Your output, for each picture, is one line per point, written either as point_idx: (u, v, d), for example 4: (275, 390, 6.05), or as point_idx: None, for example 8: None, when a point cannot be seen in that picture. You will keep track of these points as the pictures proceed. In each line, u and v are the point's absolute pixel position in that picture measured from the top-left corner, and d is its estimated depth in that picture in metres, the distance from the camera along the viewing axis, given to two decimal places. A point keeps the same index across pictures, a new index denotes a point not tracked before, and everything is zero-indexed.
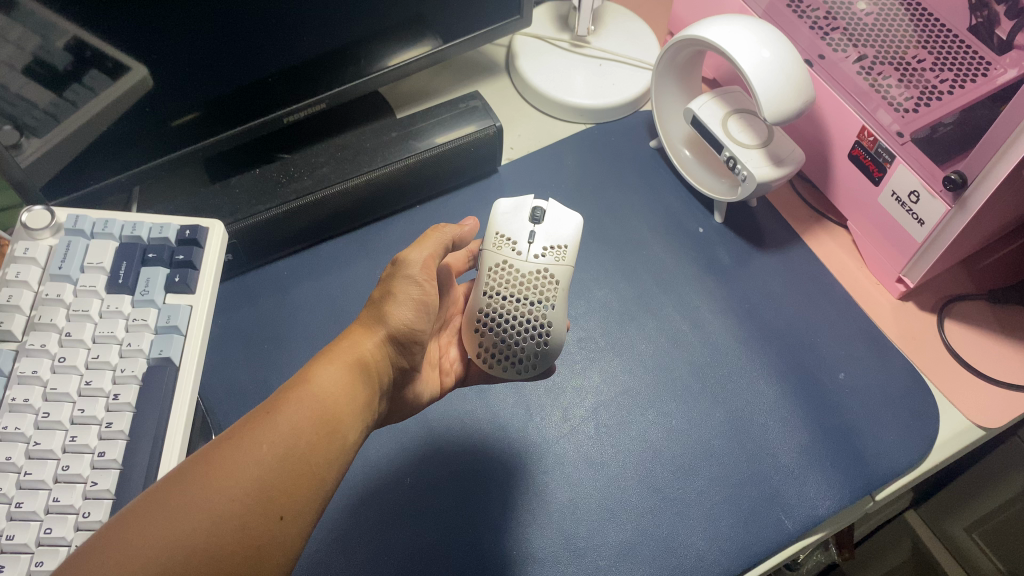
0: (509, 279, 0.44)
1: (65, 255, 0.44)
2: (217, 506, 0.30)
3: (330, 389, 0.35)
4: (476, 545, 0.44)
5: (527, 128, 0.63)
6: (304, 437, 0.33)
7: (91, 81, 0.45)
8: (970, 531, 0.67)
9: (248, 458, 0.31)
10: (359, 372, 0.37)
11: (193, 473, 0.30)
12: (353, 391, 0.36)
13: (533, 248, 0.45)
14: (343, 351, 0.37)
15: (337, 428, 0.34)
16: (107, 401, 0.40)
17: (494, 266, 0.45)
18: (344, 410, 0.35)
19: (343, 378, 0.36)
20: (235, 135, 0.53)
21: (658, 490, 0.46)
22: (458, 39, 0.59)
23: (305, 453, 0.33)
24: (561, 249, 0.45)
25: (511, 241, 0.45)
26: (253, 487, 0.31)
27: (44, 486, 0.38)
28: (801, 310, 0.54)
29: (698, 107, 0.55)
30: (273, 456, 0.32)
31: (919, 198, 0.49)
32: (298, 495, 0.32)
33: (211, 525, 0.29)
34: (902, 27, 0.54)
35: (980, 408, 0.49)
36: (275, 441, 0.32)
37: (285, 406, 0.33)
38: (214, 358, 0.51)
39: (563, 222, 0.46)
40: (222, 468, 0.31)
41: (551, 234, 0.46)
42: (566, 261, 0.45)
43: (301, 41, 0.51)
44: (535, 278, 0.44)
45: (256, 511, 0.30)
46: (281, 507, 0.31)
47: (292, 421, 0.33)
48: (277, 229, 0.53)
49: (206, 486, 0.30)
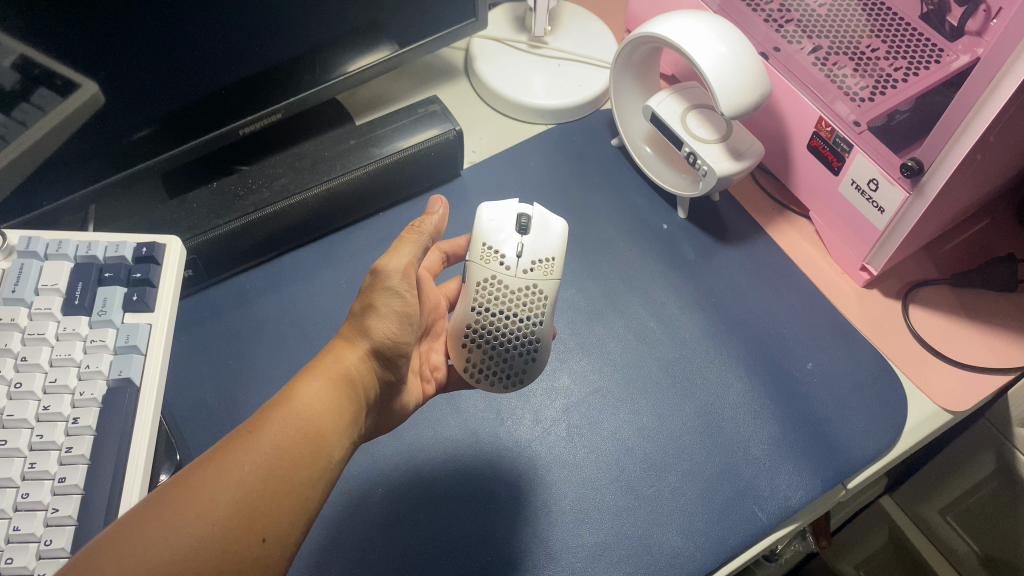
0: (498, 295, 0.44)
1: (19, 278, 0.43)
2: (198, 530, 0.29)
3: (313, 405, 0.34)
4: (451, 554, 0.44)
5: (488, 130, 0.63)
6: (287, 456, 0.32)
7: (39, 99, 0.44)
8: (944, 514, 0.68)
9: (229, 478, 0.31)
10: (344, 387, 0.36)
11: (173, 494, 0.30)
12: (337, 408, 0.35)
13: (520, 262, 0.44)
14: (327, 366, 0.36)
15: (321, 443, 0.34)
16: (66, 425, 0.39)
17: (481, 278, 0.44)
18: (330, 427, 0.34)
19: (328, 395, 0.35)
20: (189, 149, 0.52)
21: (631, 489, 0.46)
22: (413, 44, 0.58)
23: (288, 471, 0.32)
24: (548, 262, 0.45)
25: (498, 253, 0.44)
26: (232, 509, 0.30)
27: (4, 516, 0.37)
28: (768, 303, 0.54)
29: (656, 104, 0.55)
30: (254, 476, 0.31)
31: (878, 185, 0.49)
32: (280, 515, 0.31)
33: (192, 551, 0.29)
34: (854, 17, 0.55)
35: (946, 391, 0.49)
36: (256, 460, 0.32)
37: (267, 423, 0.33)
38: (178, 375, 0.50)
39: (549, 236, 0.45)
40: (201, 490, 0.30)
41: (540, 246, 0.45)
42: (553, 275, 0.45)
43: (252, 49, 0.51)
44: (523, 294, 0.44)
45: (237, 533, 0.30)
46: (262, 527, 0.31)
47: (275, 440, 0.32)
48: (237, 242, 0.52)
49: (184, 508, 0.30)
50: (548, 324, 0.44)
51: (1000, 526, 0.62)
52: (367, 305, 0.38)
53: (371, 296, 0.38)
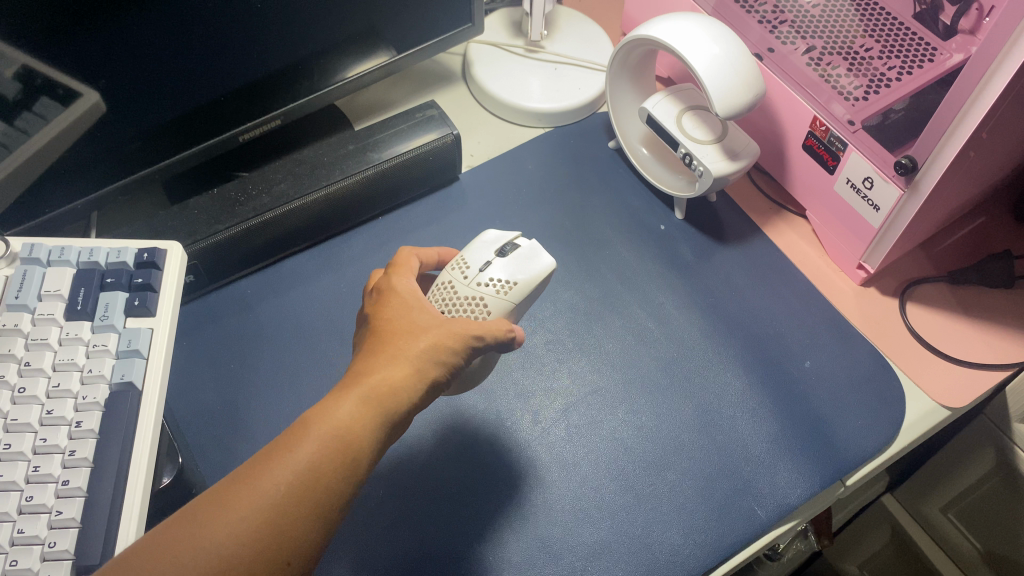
0: (445, 297, 0.42)
1: (21, 285, 0.43)
2: (227, 553, 0.30)
3: (351, 427, 0.33)
4: (452, 551, 0.44)
5: (486, 134, 0.64)
6: (319, 478, 0.32)
7: (42, 108, 0.45)
8: (946, 512, 0.68)
9: (261, 499, 0.31)
10: (383, 407, 0.35)
11: (207, 511, 0.31)
12: (374, 428, 0.34)
13: (479, 275, 0.43)
14: (370, 383, 0.35)
15: (355, 466, 0.33)
16: (70, 428, 0.40)
17: (440, 283, 0.43)
18: (365, 449, 0.33)
19: (366, 417, 0.34)
20: (191, 156, 0.53)
21: (633, 488, 0.46)
22: (411, 49, 0.59)
23: (319, 494, 0.32)
24: (507, 284, 0.43)
25: (465, 265, 0.44)
26: (261, 530, 0.31)
27: (9, 519, 0.37)
28: (766, 302, 0.54)
29: (652, 106, 0.55)
30: (286, 497, 0.31)
31: (873, 183, 0.49)
32: (309, 536, 0.31)
33: (220, 573, 0.30)
34: (847, 17, 0.55)
35: (944, 388, 0.50)
36: (289, 480, 0.31)
37: (305, 442, 0.32)
38: (179, 379, 0.51)
39: (530, 264, 0.44)
40: (234, 508, 0.31)
41: (503, 267, 0.43)
42: (507, 296, 0.42)
43: (253, 57, 0.51)
44: (467, 303, 0.42)
45: (265, 554, 0.30)
46: (290, 549, 0.31)
47: (310, 460, 0.32)
48: (237, 248, 0.53)
49: (216, 526, 0.30)
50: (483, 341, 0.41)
51: (1001, 523, 0.62)
52: (453, 347, 0.37)
53: (450, 334, 0.38)
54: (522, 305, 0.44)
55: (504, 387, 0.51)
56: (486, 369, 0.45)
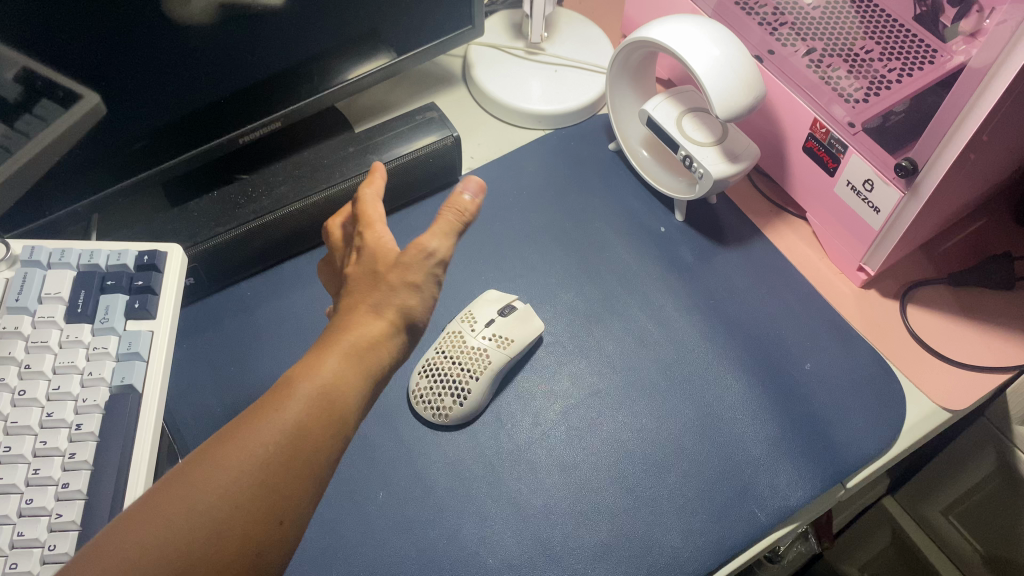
0: (455, 343, 0.50)
1: (21, 287, 0.43)
2: (215, 517, 0.29)
3: (335, 383, 0.32)
4: (452, 554, 0.44)
5: (486, 136, 0.64)
6: (305, 437, 0.30)
7: (42, 110, 0.45)
8: (946, 514, 0.68)
9: (244, 461, 0.29)
10: (369, 361, 0.33)
11: (188, 475, 0.29)
12: (362, 383, 0.32)
13: (484, 330, 0.50)
14: (350, 336, 0.33)
15: (341, 424, 0.32)
16: (70, 431, 0.40)
17: (451, 332, 0.51)
18: (352, 404, 0.32)
19: (351, 371, 0.32)
20: (191, 158, 0.53)
21: (633, 490, 0.46)
22: (412, 52, 0.59)
23: (306, 454, 0.30)
24: (506, 339, 0.50)
25: (473, 317, 0.51)
26: (247, 493, 0.29)
27: (9, 522, 0.37)
28: (766, 304, 0.54)
29: (652, 108, 0.55)
30: (271, 459, 0.30)
31: (874, 186, 0.49)
32: (299, 497, 0.30)
33: (208, 538, 0.28)
34: (847, 20, 0.55)
35: (944, 390, 0.50)
36: (273, 441, 0.30)
37: (288, 401, 0.31)
38: (180, 381, 0.51)
39: (528, 327, 0.51)
40: (219, 471, 0.29)
41: (505, 322, 0.50)
42: (506, 350, 0.49)
43: (253, 59, 0.51)
44: (472, 353, 0.49)
45: (252, 517, 0.29)
46: (280, 511, 0.30)
47: (293, 419, 0.30)
48: (237, 250, 0.53)
49: (201, 490, 0.29)
50: (480, 387, 0.48)
51: (1001, 526, 0.62)
52: (408, 283, 0.33)
53: (404, 271, 0.33)
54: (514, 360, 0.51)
55: (504, 388, 0.51)
56: (476, 410, 0.49)
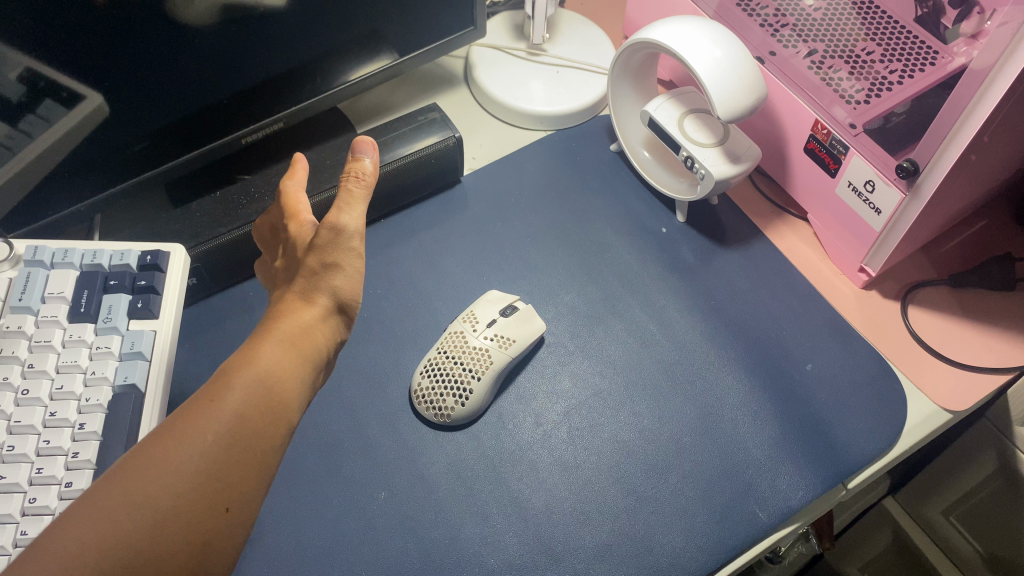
0: (458, 344, 0.50)
1: (25, 287, 0.43)
2: (163, 504, 0.29)
3: (274, 371, 0.34)
4: (453, 554, 0.44)
5: (487, 137, 0.64)
6: (249, 422, 0.32)
7: (46, 111, 0.45)
8: (947, 514, 0.68)
9: (192, 448, 0.30)
10: (302, 353, 0.35)
11: (134, 466, 0.30)
12: (297, 373, 0.35)
13: (486, 331, 0.50)
14: (284, 332, 0.36)
15: (281, 410, 0.33)
16: (73, 430, 0.40)
17: (453, 332, 0.51)
18: (290, 392, 0.34)
19: (288, 361, 0.34)
20: (192, 158, 0.53)
21: (633, 490, 0.46)
22: (413, 53, 0.59)
23: (251, 440, 0.32)
24: (508, 340, 0.50)
25: (475, 319, 0.51)
26: (196, 479, 0.30)
27: (12, 521, 0.37)
28: (767, 305, 0.54)
29: (653, 109, 0.56)
30: (217, 445, 0.31)
31: (875, 187, 0.49)
32: (245, 482, 0.31)
33: (158, 525, 0.29)
34: (848, 21, 0.56)
35: (945, 391, 0.50)
36: (219, 427, 0.31)
37: (229, 390, 0.32)
38: (182, 380, 0.51)
39: (528, 327, 0.51)
40: (167, 459, 0.30)
41: (506, 323, 0.51)
42: (507, 350, 0.49)
43: (254, 60, 0.51)
44: (473, 353, 0.49)
45: (201, 503, 0.30)
46: (227, 496, 0.30)
47: (236, 405, 0.32)
48: (239, 250, 0.53)
49: (149, 479, 0.29)
50: (482, 386, 0.48)
51: (1003, 527, 0.62)
52: (328, 264, 0.37)
53: (322, 253, 0.37)
54: (516, 360, 0.51)
55: (504, 388, 0.51)
56: (478, 408, 0.49)
